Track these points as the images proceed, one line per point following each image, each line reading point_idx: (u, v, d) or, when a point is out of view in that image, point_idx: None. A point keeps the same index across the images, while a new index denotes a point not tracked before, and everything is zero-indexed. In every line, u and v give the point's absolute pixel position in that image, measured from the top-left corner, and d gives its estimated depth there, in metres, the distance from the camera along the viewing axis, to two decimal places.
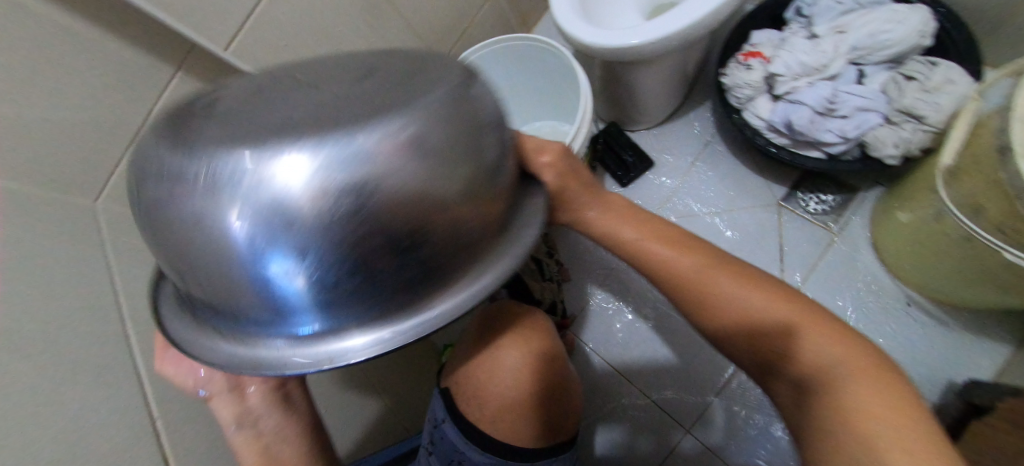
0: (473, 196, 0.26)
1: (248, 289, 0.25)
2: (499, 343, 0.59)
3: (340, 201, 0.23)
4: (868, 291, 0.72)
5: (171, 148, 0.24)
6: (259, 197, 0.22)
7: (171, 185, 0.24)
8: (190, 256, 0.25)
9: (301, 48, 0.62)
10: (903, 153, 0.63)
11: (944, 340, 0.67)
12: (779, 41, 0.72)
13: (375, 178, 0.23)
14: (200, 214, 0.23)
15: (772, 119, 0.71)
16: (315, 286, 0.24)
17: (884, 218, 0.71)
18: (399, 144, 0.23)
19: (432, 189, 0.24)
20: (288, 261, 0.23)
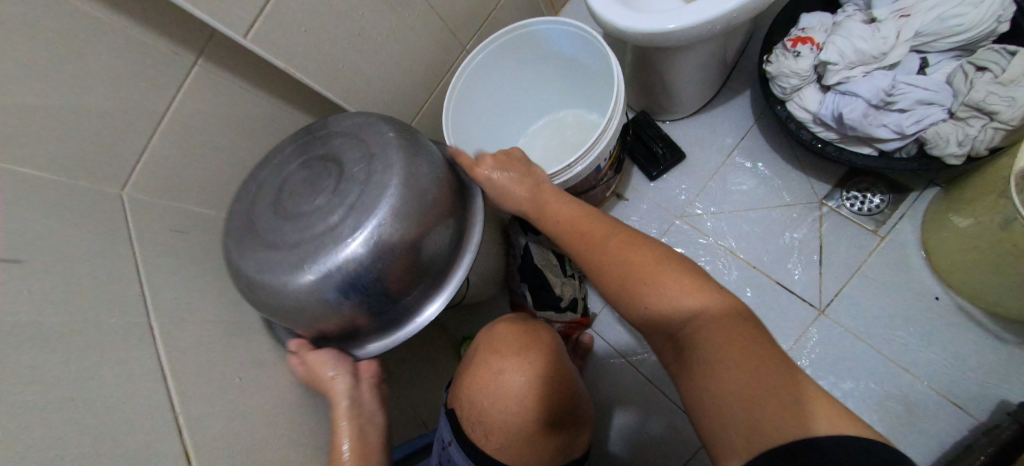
0: (421, 225, 0.48)
1: (347, 309, 0.48)
2: (501, 362, 0.58)
3: (369, 252, 0.46)
4: (914, 298, 0.68)
5: (287, 223, 0.49)
6: (346, 262, 0.46)
7: (289, 277, 0.47)
8: (315, 305, 0.47)
9: (323, 34, 0.59)
10: (968, 153, 0.58)
11: (998, 356, 0.63)
12: (833, 25, 0.66)
13: (391, 234, 0.46)
14: (320, 287, 0.46)
15: (820, 112, 0.65)
16: (386, 291, 0.48)
17: (940, 221, 0.65)
18: (383, 215, 0.46)
19: (408, 230, 0.47)
20: (365, 285, 0.47)
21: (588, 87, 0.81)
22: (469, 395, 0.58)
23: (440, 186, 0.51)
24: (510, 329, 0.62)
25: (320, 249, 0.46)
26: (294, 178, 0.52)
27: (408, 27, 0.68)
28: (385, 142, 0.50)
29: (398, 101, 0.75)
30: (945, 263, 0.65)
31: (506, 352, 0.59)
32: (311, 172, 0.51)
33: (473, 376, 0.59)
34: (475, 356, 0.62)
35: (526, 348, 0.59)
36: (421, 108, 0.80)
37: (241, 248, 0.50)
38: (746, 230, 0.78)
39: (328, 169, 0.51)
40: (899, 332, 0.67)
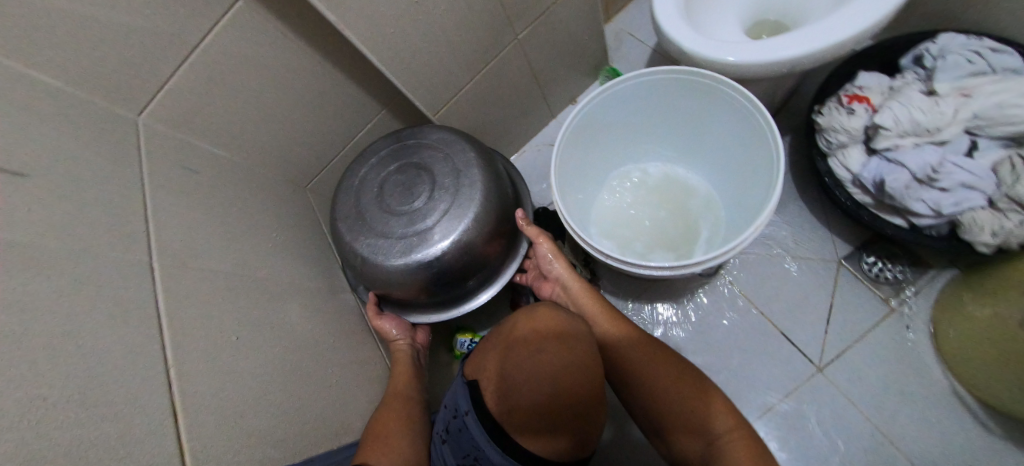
0: (495, 215, 0.66)
1: (443, 278, 0.65)
2: (530, 341, 0.54)
3: (461, 235, 0.63)
4: (913, 373, 0.68)
5: (393, 218, 0.65)
6: (447, 241, 0.62)
7: (397, 253, 0.63)
8: (419, 274, 0.63)
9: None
10: (1000, 243, 0.58)
11: (983, 445, 0.64)
12: (890, 90, 0.66)
13: (480, 220, 0.64)
14: (427, 259, 0.62)
15: (861, 173, 0.65)
16: (468, 264, 0.65)
17: (956, 304, 0.66)
18: (477, 204, 0.64)
19: (491, 217, 0.65)
20: (458, 257, 0.64)
21: (706, 147, 0.72)
22: (493, 363, 0.55)
23: (505, 188, 0.69)
24: (553, 312, 0.58)
25: (419, 242, 0.62)
26: (390, 180, 0.67)
27: (466, 3, 0.64)
28: (465, 148, 0.67)
29: (439, 78, 0.72)
30: (952, 345, 0.66)
31: (541, 336, 0.54)
32: (406, 179, 0.67)
33: (501, 349, 0.56)
34: (504, 330, 0.59)
35: (563, 334, 0.55)
36: (459, 90, 0.77)
37: (356, 231, 0.66)
38: (761, 276, 0.78)
39: (422, 176, 0.66)
40: (892, 403, 0.68)
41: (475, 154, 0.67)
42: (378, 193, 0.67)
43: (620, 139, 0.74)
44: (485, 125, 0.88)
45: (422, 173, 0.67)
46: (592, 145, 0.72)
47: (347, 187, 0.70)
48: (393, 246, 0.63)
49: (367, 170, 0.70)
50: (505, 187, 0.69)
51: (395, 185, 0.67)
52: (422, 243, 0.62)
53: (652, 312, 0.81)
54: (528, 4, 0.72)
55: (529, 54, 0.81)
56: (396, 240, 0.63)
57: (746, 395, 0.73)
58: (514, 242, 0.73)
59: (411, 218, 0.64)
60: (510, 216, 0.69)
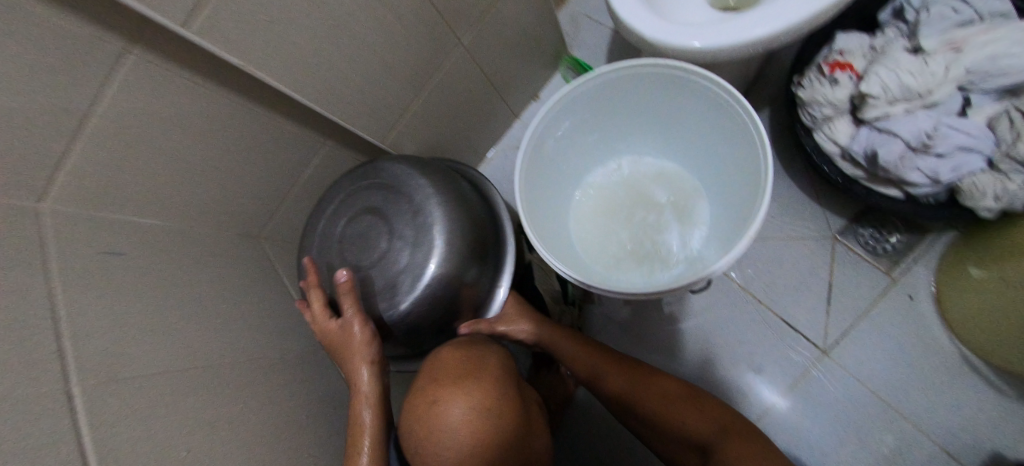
0: (466, 250, 0.58)
1: (426, 330, 0.59)
2: (482, 377, 0.51)
3: (431, 285, 0.56)
4: (920, 346, 0.66)
5: (359, 277, 0.59)
6: (417, 296, 0.56)
7: (370, 316, 0.57)
8: (401, 332, 0.58)
9: (295, 18, 0.47)
10: (1003, 208, 0.54)
11: (999, 413, 0.62)
12: (874, 52, 0.60)
13: (450, 264, 0.57)
14: (402, 318, 0.57)
15: (851, 147, 0.60)
16: (449, 309, 0.59)
17: (960, 272, 0.63)
18: (441, 246, 0.56)
19: (461, 255, 0.58)
20: (434, 307, 0.57)
21: (688, 137, 0.65)
22: (441, 405, 0.48)
23: (472, 212, 0.61)
24: (473, 346, 0.57)
25: (391, 300, 0.57)
26: (349, 233, 0.61)
27: (397, 12, 0.56)
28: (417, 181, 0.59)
29: (383, 99, 0.64)
30: (958, 313, 0.63)
31: (486, 373, 0.52)
32: (364, 229, 0.60)
33: (457, 380, 0.50)
34: (443, 368, 0.53)
35: (479, 368, 0.52)
36: (409, 109, 0.69)
37: (328, 297, 0.61)
38: (756, 263, 0.73)
39: (380, 224, 0.59)
40: (901, 379, 0.65)
41: (431, 188, 0.59)
42: (342, 250, 0.61)
43: (591, 141, 0.68)
44: (443, 139, 0.81)
45: (380, 218, 0.60)
46: (559, 153, 0.65)
47: (311, 244, 0.64)
48: (365, 311, 0.58)
49: (329, 224, 0.63)
50: (472, 212, 0.61)
51: (354, 239, 0.61)
52: (393, 305, 0.56)
53: (646, 316, 0.77)
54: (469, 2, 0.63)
55: (479, 56, 0.73)
56: (366, 303, 0.58)
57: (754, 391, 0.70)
58: (498, 265, 0.65)
59: (377, 275, 0.58)
60: (485, 242, 0.61)
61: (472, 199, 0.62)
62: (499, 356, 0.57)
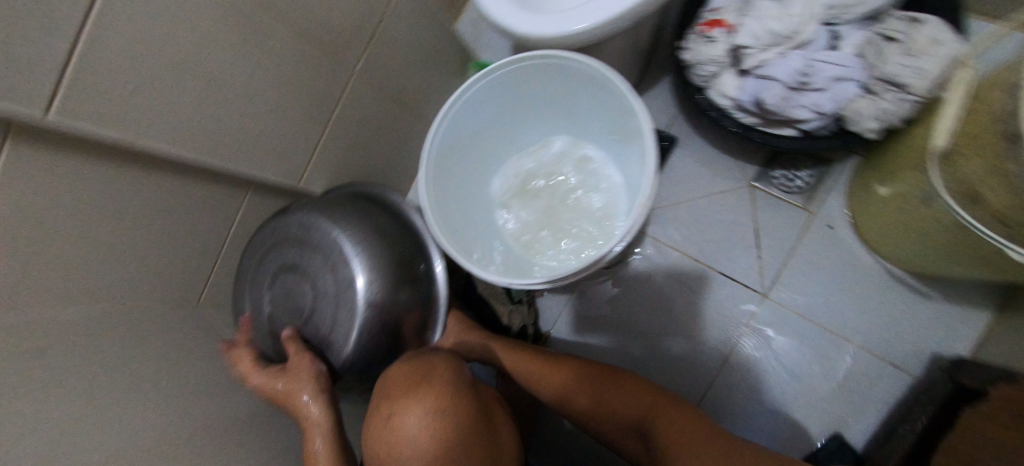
0: (390, 284, 0.59)
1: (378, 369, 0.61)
2: (436, 382, 0.51)
3: (366, 327, 0.58)
4: (846, 270, 0.69)
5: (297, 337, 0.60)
6: (357, 341, 0.57)
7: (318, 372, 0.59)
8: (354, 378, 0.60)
9: (166, 83, 0.46)
10: (882, 127, 0.57)
11: (926, 317, 0.66)
12: (743, 4, 0.62)
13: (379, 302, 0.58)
14: (349, 366, 0.58)
15: (739, 98, 0.62)
16: (395, 343, 0.61)
17: (862, 195, 0.66)
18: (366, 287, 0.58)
19: (388, 289, 0.59)
20: (378, 346, 0.59)
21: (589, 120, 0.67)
22: (397, 424, 0.48)
23: (389, 244, 0.62)
24: (424, 353, 0.56)
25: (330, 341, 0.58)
26: (276, 297, 0.61)
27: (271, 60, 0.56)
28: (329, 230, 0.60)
29: (285, 144, 0.64)
30: (870, 232, 0.66)
31: (438, 378, 0.51)
32: (289, 290, 0.61)
33: (409, 395, 0.50)
34: (394, 384, 0.52)
35: (429, 375, 0.52)
36: (316, 147, 0.69)
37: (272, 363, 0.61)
38: (686, 224, 0.76)
39: (303, 282, 0.60)
40: (835, 304, 0.69)
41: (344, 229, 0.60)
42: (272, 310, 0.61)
43: (503, 137, 0.71)
44: (365, 165, 0.81)
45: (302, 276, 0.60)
46: (470, 155, 0.68)
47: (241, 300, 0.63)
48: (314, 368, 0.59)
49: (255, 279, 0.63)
50: (389, 244, 0.61)
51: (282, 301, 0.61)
52: (337, 356, 0.58)
53: (595, 296, 0.78)
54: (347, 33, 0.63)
55: (377, 81, 0.73)
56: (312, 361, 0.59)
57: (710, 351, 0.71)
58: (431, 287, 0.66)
59: (315, 331, 0.59)
60: (411, 269, 0.63)
61: (388, 230, 0.63)
62: (453, 356, 0.56)
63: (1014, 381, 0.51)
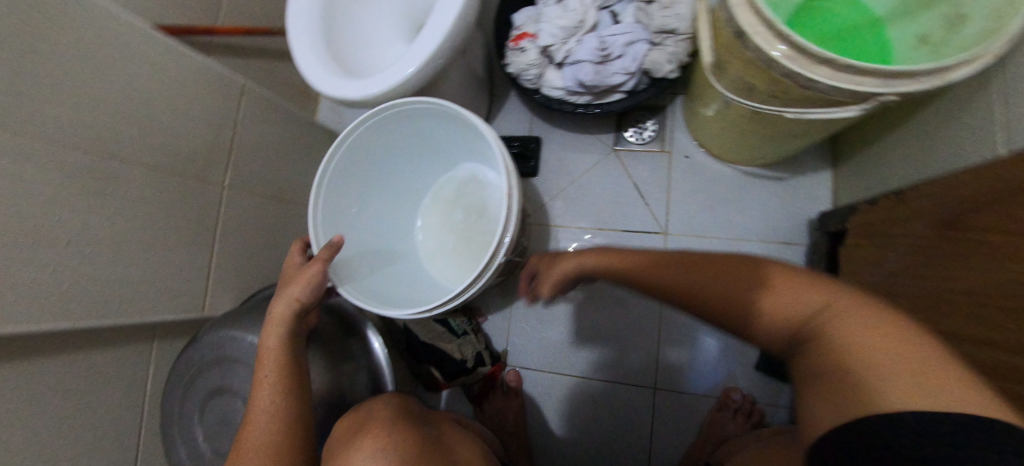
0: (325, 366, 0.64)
1: None
2: (371, 425, 0.50)
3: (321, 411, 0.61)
4: (715, 184, 0.81)
5: None
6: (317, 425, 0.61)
7: None
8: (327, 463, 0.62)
9: (19, 256, 0.45)
10: (678, 64, 0.70)
11: (788, 194, 0.78)
12: (536, 15, 0.74)
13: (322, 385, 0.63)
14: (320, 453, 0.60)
15: (566, 85, 0.73)
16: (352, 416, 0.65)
17: (693, 123, 0.78)
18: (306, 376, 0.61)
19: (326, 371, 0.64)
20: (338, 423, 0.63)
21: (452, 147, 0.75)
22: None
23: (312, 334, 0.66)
24: (359, 409, 0.55)
25: None
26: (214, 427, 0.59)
27: (128, 201, 0.57)
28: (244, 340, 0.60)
29: (175, 276, 0.63)
30: (714, 148, 0.79)
31: (374, 421, 0.50)
32: (225, 416, 0.59)
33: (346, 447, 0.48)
34: (332, 449, 0.50)
35: (364, 424, 0.50)
36: (211, 268, 0.69)
37: None
38: (580, 201, 0.84)
39: (236, 401, 0.59)
40: (721, 214, 0.79)
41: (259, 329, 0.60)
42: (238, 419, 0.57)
43: (387, 193, 0.75)
44: (272, 268, 0.80)
45: (231, 394, 0.59)
46: (363, 222, 0.70)
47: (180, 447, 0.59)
48: None
49: (188, 417, 0.60)
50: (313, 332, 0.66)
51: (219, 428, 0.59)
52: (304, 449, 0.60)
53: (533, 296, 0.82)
54: (202, 153, 0.66)
55: (253, 186, 0.75)
56: None
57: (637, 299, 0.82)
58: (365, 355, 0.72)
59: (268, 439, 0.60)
60: (337, 348, 0.68)
61: None
62: (392, 398, 0.56)
63: (860, 210, 0.62)
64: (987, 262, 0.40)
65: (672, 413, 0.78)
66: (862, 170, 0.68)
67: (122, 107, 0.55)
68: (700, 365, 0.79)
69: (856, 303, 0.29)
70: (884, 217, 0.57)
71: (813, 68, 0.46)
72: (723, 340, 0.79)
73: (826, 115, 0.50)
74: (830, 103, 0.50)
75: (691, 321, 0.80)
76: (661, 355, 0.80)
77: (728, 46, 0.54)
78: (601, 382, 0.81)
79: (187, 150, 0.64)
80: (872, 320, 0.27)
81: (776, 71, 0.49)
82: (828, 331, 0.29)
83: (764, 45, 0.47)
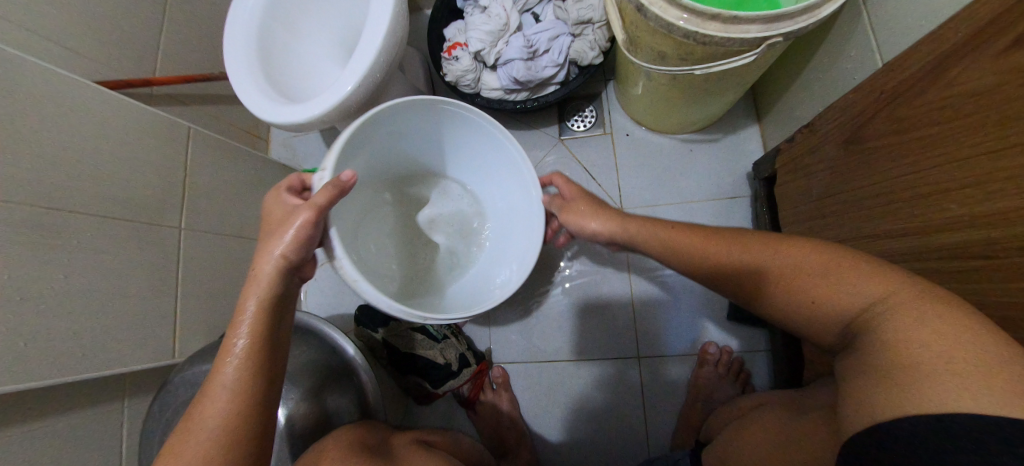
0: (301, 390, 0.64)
1: None
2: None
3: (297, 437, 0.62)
4: (657, 155, 0.87)
5: None
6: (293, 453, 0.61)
7: None
8: None
9: None
10: (599, 50, 0.76)
11: (724, 153, 0.84)
12: (464, 26, 0.79)
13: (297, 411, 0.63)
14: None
15: (503, 84, 0.78)
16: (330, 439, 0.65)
17: (627, 103, 0.84)
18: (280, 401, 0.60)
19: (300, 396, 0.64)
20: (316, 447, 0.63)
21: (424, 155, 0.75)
22: None
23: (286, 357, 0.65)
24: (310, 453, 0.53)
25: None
26: None
27: (82, 252, 0.57)
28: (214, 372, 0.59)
29: (137, 324, 0.62)
30: (651, 123, 0.85)
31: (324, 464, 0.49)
32: None
33: None
34: None
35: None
36: (176, 312, 0.68)
37: None
38: None
39: None
40: (667, 181, 0.85)
41: None
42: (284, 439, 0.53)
43: (361, 207, 0.70)
44: (242, 306, 0.80)
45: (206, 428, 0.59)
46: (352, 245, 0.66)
47: None
48: None
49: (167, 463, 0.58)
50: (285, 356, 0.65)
51: None
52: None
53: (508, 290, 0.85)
54: (154, 198, 0.67)
55: (209, 227, 0.75)
56: None
57: (612, 279, 0.85)
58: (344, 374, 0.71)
59: None
60: (314, 370, 0.68)
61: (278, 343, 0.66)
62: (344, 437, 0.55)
63: (783, 150, 0.68)
64: (908, 155, 0.44)
65: (656, 379, 0.81)
66: (781, 117, 0.75)
67: (64, 162, 0.56)
68: (675, 329, 0.83)
69: (911, 301, 0.34)
70: (802, 150, 0.63)
71: (704, 25, 0.52)
72: (693, 303, 0.83)
73: (726, 66, 0.56)
74: (728, 56, 0.56)
75: (662, 291, 0.84)
76: (638, 326, 0.83)
77: (636, 23, 0.60)
78: (589, 363, 0.83)
79: (137, 198, 0.64)
80: (887, 290, 0.36)
81: (676, 35, 0.54)
82: (875, 318, 0.35)
83: (661, 13, 0.53)
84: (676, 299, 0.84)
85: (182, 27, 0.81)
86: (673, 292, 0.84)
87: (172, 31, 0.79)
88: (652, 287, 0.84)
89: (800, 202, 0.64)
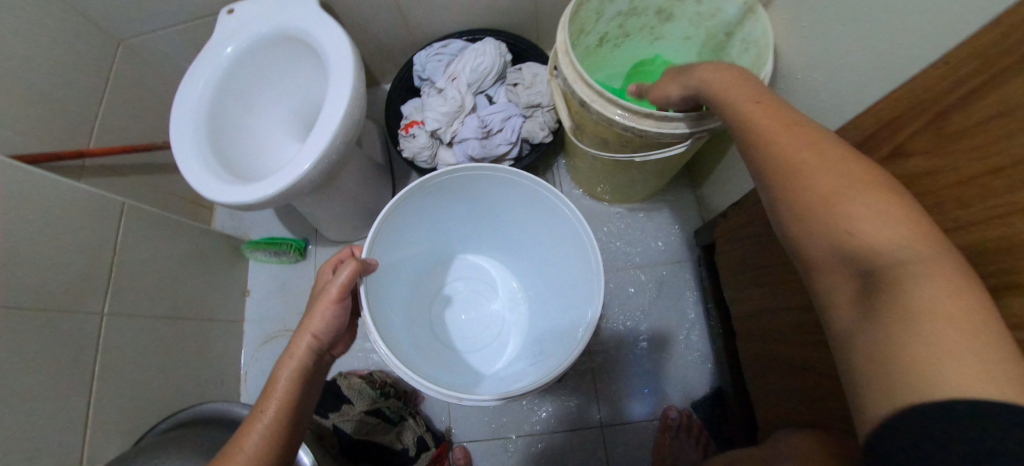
0: None
1: None
2: None
3: None
4: (605, 223, 0.93)
5: None
6: None
7: None
8: None
9: None
10: (550, 130, 0.82)
11: (667, 219, 0.92)
12: (421, 106, 0.83)
13: None
14: None
15: (459, 160, 0.82)
16: None
17: (579, 177, 0.90)
18: None
19: None
20: None
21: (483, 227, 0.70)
22: None
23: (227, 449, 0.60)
24: None
25: None
26: None
27: None
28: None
29: (43, 429, 0.54)
30: (600, 194, 0.91)
31: None
32: None
33: None
34: None
35: None
36: (91, 411, 0.60)
37: None
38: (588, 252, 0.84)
39: None
40: (616, 247, 0.91)
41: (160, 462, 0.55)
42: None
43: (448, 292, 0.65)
44: (173, 393, 0.72)
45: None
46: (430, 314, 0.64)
47: None
48: None
49: None
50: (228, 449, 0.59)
51: None
52: None
53: None
54: (78, 280, 0.61)
55: (138, 307, 0.69)
56: None
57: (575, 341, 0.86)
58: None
59: None
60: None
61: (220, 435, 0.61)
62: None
63: (720, 224, 0.76)
64: None
65: (623, 447, 0.80)
66: (714, 191, 0.84)
67: None
68: (641, 397, 0.83)
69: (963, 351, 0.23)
70: (735, 224, 0.69)
71: (640, 121, 0.58)
72: (663, 372, 0.84)
73: (662, 155, 0.63)
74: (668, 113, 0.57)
75: (635, 359, 0.85)
76: (603, 395, 0.83)
77: (579, 113, 0.65)
78: (553, 434, 0.81)
79: (55, 281, 0.58)
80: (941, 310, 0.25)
81: (616, 127, 0.60)
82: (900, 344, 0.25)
83: (603, 110, 0.59)
84: (644, 368, 0.84)
85: (120, 100, 0.79)
86: (635, 358, 0.85)
87: (113, 103, 0.77)
88: (619, 351, 0.86)
89: (738, 271, 0.69)
